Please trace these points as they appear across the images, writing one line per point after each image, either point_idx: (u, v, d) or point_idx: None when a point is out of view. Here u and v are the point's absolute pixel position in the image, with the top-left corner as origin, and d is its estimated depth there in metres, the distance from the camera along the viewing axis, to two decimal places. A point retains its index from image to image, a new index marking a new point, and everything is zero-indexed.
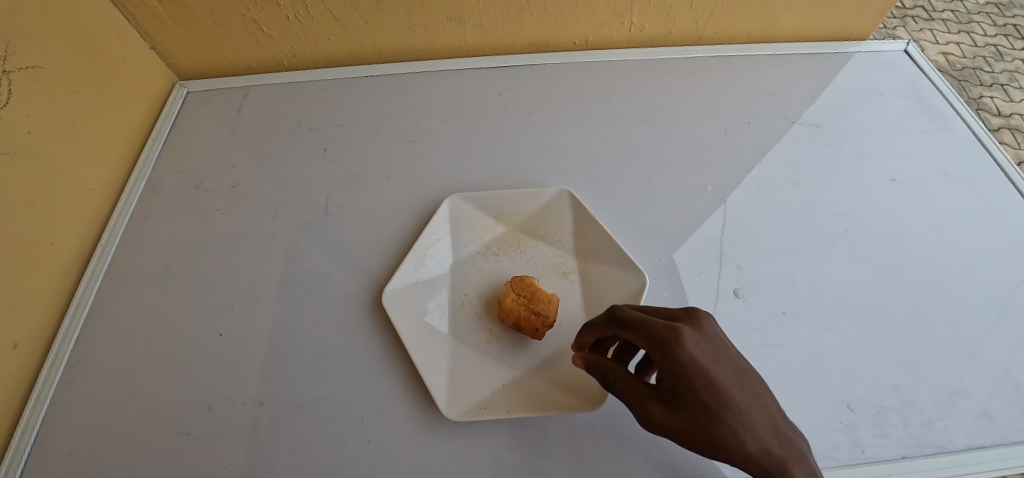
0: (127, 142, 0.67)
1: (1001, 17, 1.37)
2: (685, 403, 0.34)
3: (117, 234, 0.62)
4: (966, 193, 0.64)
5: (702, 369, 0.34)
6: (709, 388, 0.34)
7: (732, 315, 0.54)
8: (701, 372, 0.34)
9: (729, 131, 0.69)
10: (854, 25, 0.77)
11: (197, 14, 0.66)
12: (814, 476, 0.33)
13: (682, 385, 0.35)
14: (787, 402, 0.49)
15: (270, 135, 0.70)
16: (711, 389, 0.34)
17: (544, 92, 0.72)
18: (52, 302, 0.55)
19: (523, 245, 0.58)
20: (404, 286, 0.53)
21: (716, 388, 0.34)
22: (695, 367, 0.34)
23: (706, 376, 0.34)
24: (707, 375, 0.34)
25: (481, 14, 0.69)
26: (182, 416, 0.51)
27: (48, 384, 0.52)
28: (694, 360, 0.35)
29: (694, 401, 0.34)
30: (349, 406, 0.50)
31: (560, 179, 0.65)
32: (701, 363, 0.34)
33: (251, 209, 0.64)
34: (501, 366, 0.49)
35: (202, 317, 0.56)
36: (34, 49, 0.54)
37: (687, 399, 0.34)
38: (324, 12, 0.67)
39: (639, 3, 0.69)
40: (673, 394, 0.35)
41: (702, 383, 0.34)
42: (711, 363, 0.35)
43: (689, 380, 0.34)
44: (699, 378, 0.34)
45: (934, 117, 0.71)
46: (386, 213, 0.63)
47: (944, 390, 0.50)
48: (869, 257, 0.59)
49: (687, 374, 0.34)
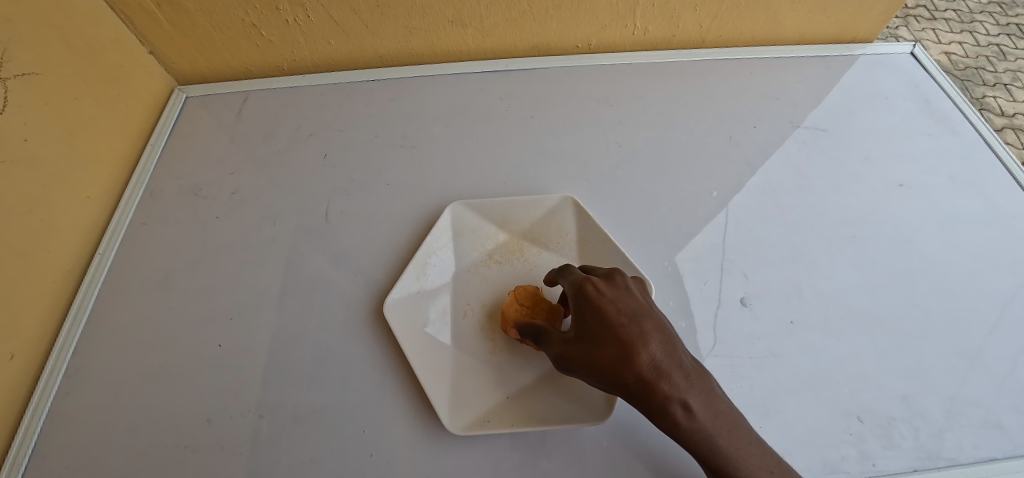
0: (125, 148, 0.66)
1: (1004, 16, 1.36)
2: (583, 330, 0.42)
3: (115, 242, 0.62)
4: (975, 198, 0.63)
5: (601, 304, 0.43)
6: (602, 318, 0.42)
7: (738, 324, 0.53)
8: (598, 306, 0.42)
9: (733, 136, 0.68)
10: (859, 27, 0.76)
11: (195, 18, 0.65)
12: (677, 398, 0.38)
13: (582, 316, 0.43)
14: (794, 413, 0.48)
15: (270, 140, 0.69)
16: (603, 318, 0.42)
17: (546, 96, 0.72)
18: (50, 312, 0.54)
19: (526, 253, 0.57)
20: (406, 295, 0.52)
21: (609, 319, 0.41)
22: (594, 302, 0.43)
23: (601, 309, 0.42)
24: (602, 307, 0.42)
25: (482, 17, 0.68)
26: (181, 428, 0.50)
27: (45, 395, 0.52)
28: (596, 297, 0.43)
29: (587, 328, 0.42)
30: (350, 418, 0.49)
31: (562, 185, 0.64)
32: (600, 299, 0.43)
33: (251, 215, 0.63)
34: (504, 378, 0.49)
35: (201, 327, 0.56)
36: (31, 55, 0.53)
37: (585, 327, 0.42)
38: (324, 16, 0.66)
39: (642, 6, 0.68)
40: (575, 324, 0.43)
41: (597, 314, 0.42)
42: (612, 302, 0.43)
43: (588, 312, 0.43)
44: (596, 309, 0.42)
45: (941, 120, 0.70)
46: (387, 220, 0.62)
47: (955, 400, 0.50)
48: (877, 264, 0.58)
49: (588, 307, 0.43)
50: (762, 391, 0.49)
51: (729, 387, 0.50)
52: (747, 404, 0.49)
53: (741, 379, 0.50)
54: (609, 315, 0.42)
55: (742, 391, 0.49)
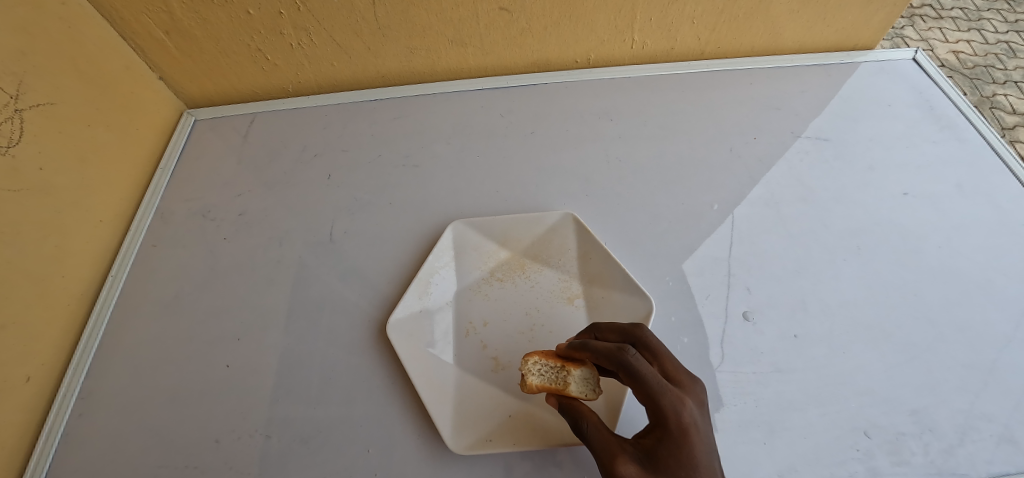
0: (137, 172, 0.68)
1: (1013, 13, 1.34)
2: (666, 453, 0.38)
3: (127, 264, 0.63)
4: (983, 205, 0.62)
5: (691, 436, 0.38)
6: (634, 369, 0.39)
7: (742, 339, 0.53)
8: (674, 416, 0.38)
9: (734, 147, 0.68)
10: (860, 35, 0.76)
11: (203, 45, 0.67)
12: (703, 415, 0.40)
13: (666, 436, 0.38)
14: (800, 430, 0.48)
15: (276, 162, 0.71)
16: (646, 390, 0.38)
17: (547, 112, 0.72)
18: (63, 335, 0.56)
19: (527, 270, 0.57)
20: (409, 315, 0.54)
21: (641, 376, 0.39)
22: (680, 440, 0.38)
23: (690, 442, 0.38)
24: (687, 448, 0.38)
25: (482, 36, 0.69)
26: (189, 449, 0.51)
27: (60, 417, 0.53)
28: (688, 424, 0.38)
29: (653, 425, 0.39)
30: (354, 438, 0.50)
31: (563, 201, 0.64)
32: (690, 428, 0.38)
33: (258, 236, 0.64)
34: (507, 396, 0.49)
35: (209, 349, 0.57)
36: (46, 86, 0.55)
37: (662, 454, 0.38)
38: (328, 39, 0.67)
39: (641, 21, 0.69)
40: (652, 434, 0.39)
41: (673, 459, 0.38)
42: (678, 396, 0.39)
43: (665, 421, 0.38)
44: (654, 403, 0.38)
45: (945, 127, 0.70)
46: (390, 239, 0.63)
47: (965, 413, 0.49)
48: (882, 276, 0.57)
49: (677, 436, 0.38)
50: (767, 408, 0.49)
51: (733, 403, 0.49)
52: (753, 421, 0.48)
53: (746, 396, 0.50)
54: (638, 359, 0.39)
55: (746, 407, 0.49)
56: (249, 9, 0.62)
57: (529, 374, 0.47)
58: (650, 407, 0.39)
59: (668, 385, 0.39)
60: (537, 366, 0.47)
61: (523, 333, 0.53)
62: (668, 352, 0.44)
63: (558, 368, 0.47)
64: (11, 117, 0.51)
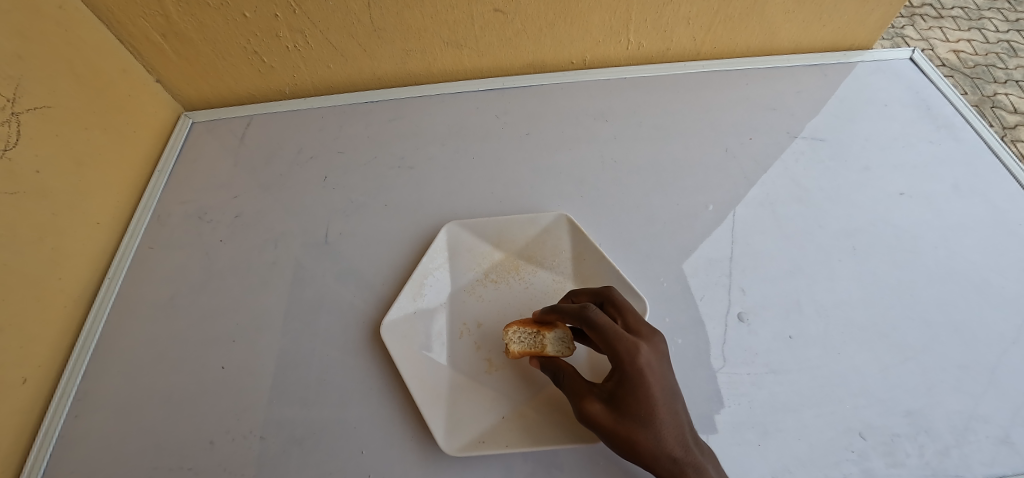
0: (134, 174, 0.68)
1: (1014, 12, 1.34)
2: (626, 393, 0.41)
3: (124, 266, 0.63)
4: (980, 205, 0.62)
5: (647, 376, 0.41)
6: (592, 320, 0.43)
7: (736, 340, 0.53)
8: (630, 359, 0.42)
9: (730, 148, 0.68)
10: (857, 35, 0.75)
11: (199, 48, 0.67)
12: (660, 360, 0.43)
13: (624, 377, 0.42)
14: (794, 430, 0.48)
15: (272, 164, 0.71)
16: (604, 336, 0.43)
17: (542, 113, 0.72)
18: (60, 337, 0.56)
19: (521, 271, 0.57)
20: (402, 316, 0.54)
21: (599, 325, 0.43)
22: (636, 380, 0.41)
23: (646, 382, 0.41)
24: (643, 388, 0.41)
25: (477, 38, 0.69)
26: (184, 451, 0.51)
27: (56, 419, 0.53)
28: (642, 365, 0.42)
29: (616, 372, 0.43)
30: (348, 439, 0.50)
31: (558, 202, 0.64)
32: (646, 369, 0.41)
33: (254, 238, 0.65)
34: (501, 397, 0.49)
35: (205, 350, 0.57)
36: (43, 90, 0.55)
37: (622, 394, 0.41)
38: (323, 41, 0.68)
39: (635, 22, 0.69)
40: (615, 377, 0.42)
41: (631, 398, 0.41)
42: (635, 342, 0.43)
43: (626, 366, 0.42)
44: (612, 348, 0.42)
45: (942, 127, 0.70)
46: (386, 241, 0.63)
47: (960, 414, 0.49)
48: (878, 276, 0.57)
49: (634, 377, 0.41)
50: (762, 409, 0.49)
51: (728, 404, 0.49)
52: (747, 422, 0.48)
53: (740, 397, 0.50)
54: (598, 313, 0.44)
55: (740, 408, 0.49)
56: (244, 12, 0.62)
57: (511, 342, 0.49)
58: (609, 353, 0.43)
59: (626, 333, 0.43)
60: (517, 334, 0.49)
61: None
62: (633, 306, 0.47)
63: (536, 333, 0.49)
64: (8, 120, 0.52)
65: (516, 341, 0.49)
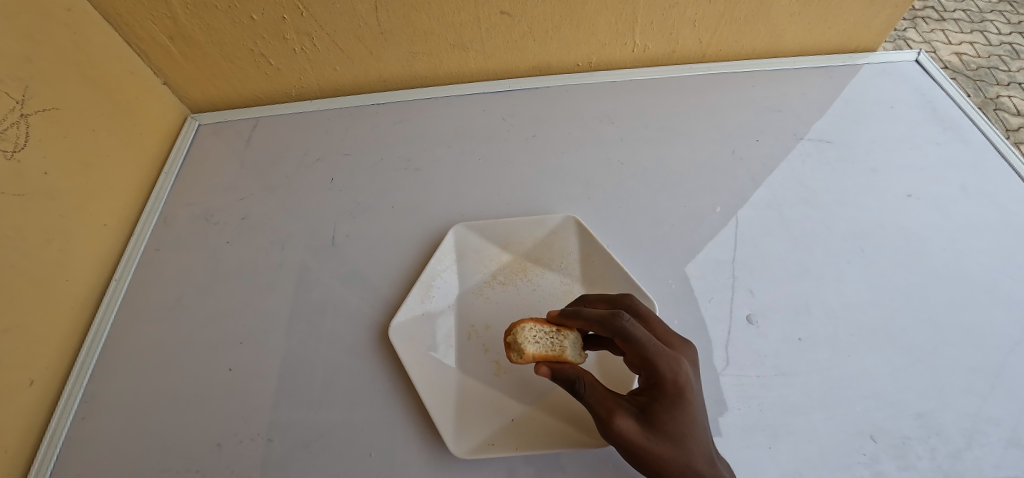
0: (141, 176, 0.68)
1: (1016, 15, 1.34)
2: (661, 408, 0.41)
3: (131, 268, 0.63)
4: (987, 206, 0.62)
5: (683, 391, 0.41)
6: (630, 332, 0.42)
7: (745, 342, 0.53)
8: (667, 375, 0.41)
9: (736, 150, 0.68)
10: (862, 37, 0.75)
11: (206, 50, 0.67)
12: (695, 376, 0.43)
13: (660, 392, 0.41)
14: (804, 433, 0.48)
15: (279, 166, 0.71)
16: (642, 350, 0.41)
17: (548, 115, 0.72)
18: (67, 339, 0.56)
19: (530, 273, 0.57)
20: (410, 318, 0.54)
21: (637, 338, 0.42)
22: (673, 395, 0.41)
23: (682, 397, 0.41)
24: (678, 403, 0.41)
25: (483, 40, 0.69)
26: (192, 453, 0.51)
27: (62, 421, 0.53)
28: (680, 380, 0.41)
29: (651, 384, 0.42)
30: (356, 442, 0.50)
31: (565, 204, 0.64)
32: (683, 385, 0.41)
33: (260, 240, 0.65)
34: (510, 400, 0.49)
35: (212, 352, 0.57)
36: (51, 92, 0.55)
37: (656, 408, 0.41)
38: (330, 44, 0.68)
39: (641, 24, 0.69)
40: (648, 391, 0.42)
41: (665, 413, 0.40)
42: (672, 357, 0.42)
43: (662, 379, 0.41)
44: (649, 361, 0.41)
45: (949, 129, 0.70)
46: (392, 243, 0.63)
47: (971, 417, 0.48)
48: (887, 278, 0.57)
49: (670, 391, 0.41)
50: (772, 412, 0.49)
51: (737, 407, 0.49)
52: (757, 425, 0.48)
53: (750, 399, 0.49)
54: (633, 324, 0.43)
55: (750, 411, 0.49)
56: (252, 15, 0.63)
57: (525, 342, 0.47)
58: (645, 366, 0.42)
59: (663, 348, 0.42)
60: (535, 334, 0.48)
61: None
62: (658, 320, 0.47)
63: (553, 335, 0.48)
64: (16, 122, 0.52)
65: (534, 341, 0.48)
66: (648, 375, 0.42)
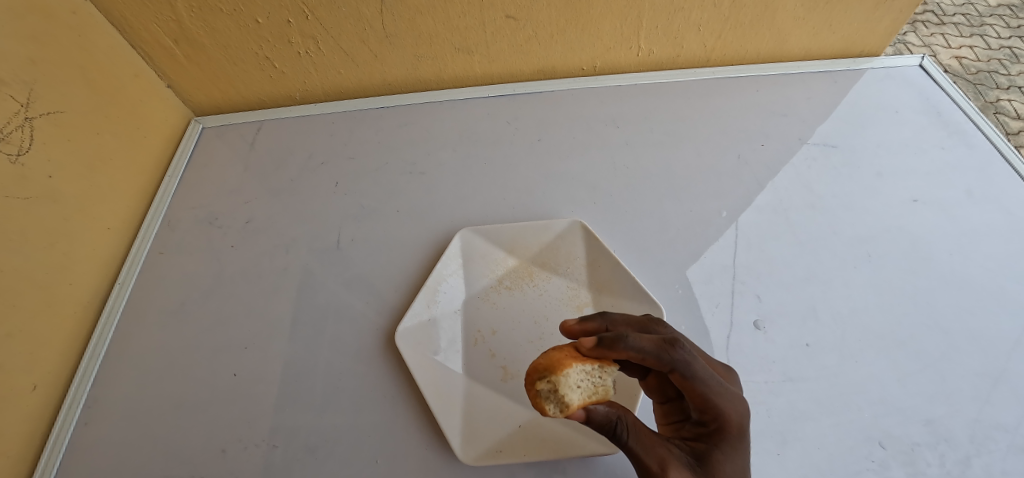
0: (144, 179, 0.68)
1: (1015, 19, 1.34)
2: (720, 454, 0.40)
3: (134, 272, 0.63)
4: (993, 211, 0.62)
5: (740, 435, 0.40)
6: (693, 371, 0.39)
7: (753, 348, 0.53)
8: (728, 416, 0.40)
9: (741, 154, 0.68)
10: (866, 42, 0.76)
11: (210, 53, 0.67)
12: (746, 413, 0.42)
13: (719, 437, 0.40)
14: (813, 439, 0.47)
15: (283, 170, 0.71)
16: (705, 391, 0.40)
17: (553, 119, 0.72)
18: (70, 343, 0.56)
19: (536, 278, 0.57)
20: (416, 323, 0.53)
21: (699, 376, 0.40)
22: (733, 437, 0.40)
23: (739, 441, 0.40)
24: (736, 445, 0.40)
25: (488, 44, 0.69)
26: (196, 459, 0.50)
27: (65, 426, 0.53)
28: (739, 424, 0.40)
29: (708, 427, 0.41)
30: (362, 448, 0.50)
31: (570, 208, 0.64)
32: (741, 428, 0.40)
33: (265, 244, 0.64)
34: (517, 406, 0.49)
35: (216, 357, 0.56)
36: (56, 95, 0.55)
37: (714, 454, 0.40)
38: (335, 47, 0.68)
39: (646, 29, 0.69)
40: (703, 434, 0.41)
41: (724, 460, 0.39)
42: (733, 395, 0.41)
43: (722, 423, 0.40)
44: (712, 404, 0.40)
45: (954, 133, 0.70)
46: (397, 247, 0.63)
47: (980, 423, 0.48)
48: (893, 283, 0.57)
49: (729, 436, 0.40)
50: (780, 417, 0.49)
51: None
52: (765, 431, 0.48)
53: (758, 405, 0.49)
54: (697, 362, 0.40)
55: (758, 417, 0.49)
56: (257, 18, 0.63)
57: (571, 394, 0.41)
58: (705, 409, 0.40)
59: (724, 385, 0.41)
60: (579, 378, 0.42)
61: (531, 343, 0.53)
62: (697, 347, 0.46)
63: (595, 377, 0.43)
64: (20, 125, 0.51)
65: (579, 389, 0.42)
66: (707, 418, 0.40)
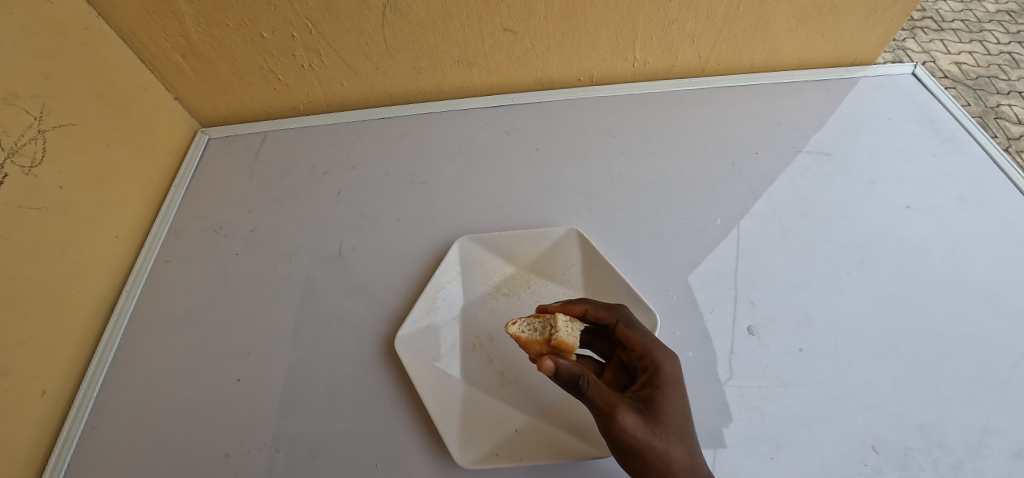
0: (152, 189, 0.69)
1: (1014, 24, 1.35)
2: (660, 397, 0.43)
3: (141, 279, 0.64)
4: (986, 217, 0.63)
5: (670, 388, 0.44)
6: (633, 322, 0.48)
7: (747, 353, 0.53)
8: (664, 366, 0.45)
9: (736, 163, 0.69)
10: (859, 51, 0.77)
11: (217, 67, 0.69)
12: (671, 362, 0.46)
13: (654, 381, 0.44)
14: (807, 444, 0.48)
15: (287, 179, 0.72)
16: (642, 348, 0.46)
17: (551, 129, 0.74)
18: (78, 349, 0.57)
19: (532, 285, 0.59)
20: (416, 330, 0.55)
21: (637, 328, 0.48)
22: (665, 383, 0.44)
23: (668, 388, 0.44)
24: (673, 392, 0.44)
25: (487, 56, 0.71)
26: (200, 463, 0.52)
27: (73, 431, 0.54)
28: (669, 374, 0.45)
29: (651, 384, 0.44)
30: (362, 451, 0.51)
31: (567, 216, 0.66)
32: (671, 377, 0.45)
33: (268, 252, 0.66)
34: (513, 410, 0.50)
35: (221, 362, 0.58)
36: (68, 108, 0.57)
37: (657, 396, 0.43)
38: (337, 60, 0.69)
39: (641, 40, 0.70)
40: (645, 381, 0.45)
41: (667, 401, 0.43)
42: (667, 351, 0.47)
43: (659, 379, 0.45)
44: (646, 354, 0.46)
45: (946, 140, 0.70)
46: (398, 255, 0.64)
47: (974, 428, 0.49)
48: (887, 289, 0.58)
49: (659, 380, 0.44)
50: (774, 423, 0.49)
51: (739, 418, 0.50)
52: (759, 436, 0.49)
53: (752, 410, 0.50)
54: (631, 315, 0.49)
55: (752, 422, 0.49)
56: (262, 33, 0.64)
57: (560, 330, 0.47)
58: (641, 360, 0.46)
59: (657, 340, 0.47)
60: (525, 325, 0.50)
61: None
62: (645, 329, 0.48)
63: (575, 326, 0.49)
64: (34, 137, 0.53)
65: None
66: (646, 377, 0.45)
